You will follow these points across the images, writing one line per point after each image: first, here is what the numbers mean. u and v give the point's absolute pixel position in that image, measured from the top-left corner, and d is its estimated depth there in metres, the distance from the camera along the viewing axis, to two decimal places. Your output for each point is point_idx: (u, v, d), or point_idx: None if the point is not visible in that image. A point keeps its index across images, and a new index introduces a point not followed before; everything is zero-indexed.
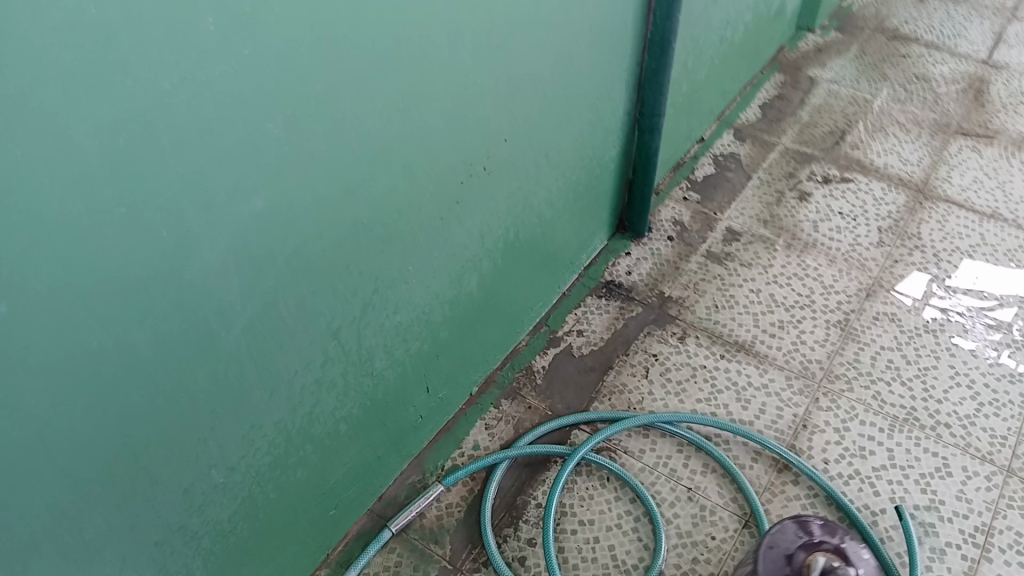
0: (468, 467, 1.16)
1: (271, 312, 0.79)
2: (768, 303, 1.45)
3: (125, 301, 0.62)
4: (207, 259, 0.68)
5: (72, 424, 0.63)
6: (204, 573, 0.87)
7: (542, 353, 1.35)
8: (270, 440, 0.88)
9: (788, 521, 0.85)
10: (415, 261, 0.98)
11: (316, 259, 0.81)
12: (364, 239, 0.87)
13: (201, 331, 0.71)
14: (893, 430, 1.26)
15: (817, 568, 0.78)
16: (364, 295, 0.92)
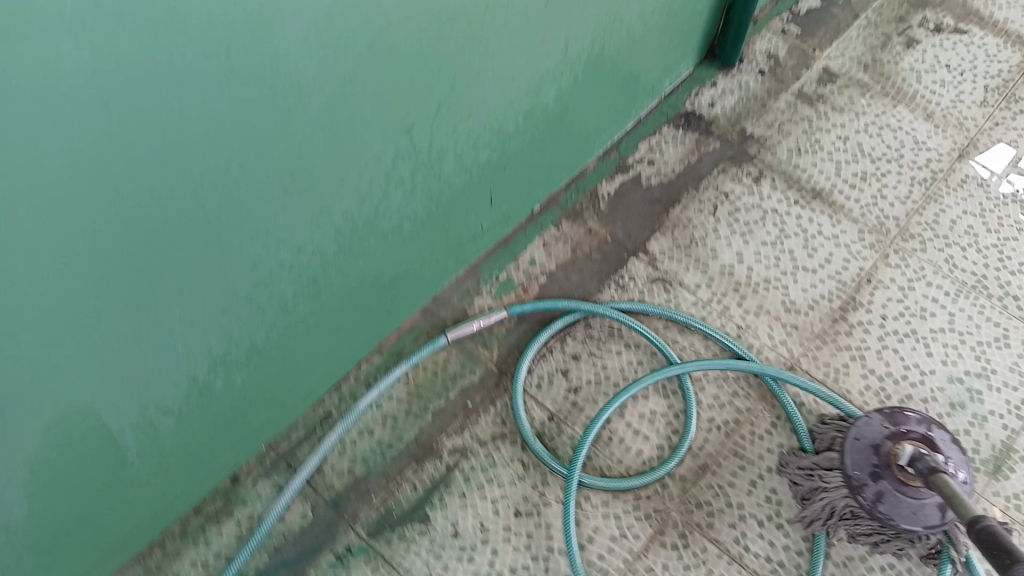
0: (536, 304, 1.15)
1: (346, 98, 0.77)
2: (854, 152, 1.38)
3: (207, 70, 0.61)
4: (289, 38, 0.66)
5: (151, 188, 0.64)
6: (266, 344, 0.92)
7: (609, 179, 1.32)
8: (336, 227, 0.89)
9: (874, 414, 0.96)
10: (494, 66, 0.94)
11: (395, 49, 0.78)
12: (446, 36, 0.83)
13: (277, 110, 0.70)
14: (959, 295, 1.23)
15: (903, 455, 0.90)
16: (439, 95, 0.89)
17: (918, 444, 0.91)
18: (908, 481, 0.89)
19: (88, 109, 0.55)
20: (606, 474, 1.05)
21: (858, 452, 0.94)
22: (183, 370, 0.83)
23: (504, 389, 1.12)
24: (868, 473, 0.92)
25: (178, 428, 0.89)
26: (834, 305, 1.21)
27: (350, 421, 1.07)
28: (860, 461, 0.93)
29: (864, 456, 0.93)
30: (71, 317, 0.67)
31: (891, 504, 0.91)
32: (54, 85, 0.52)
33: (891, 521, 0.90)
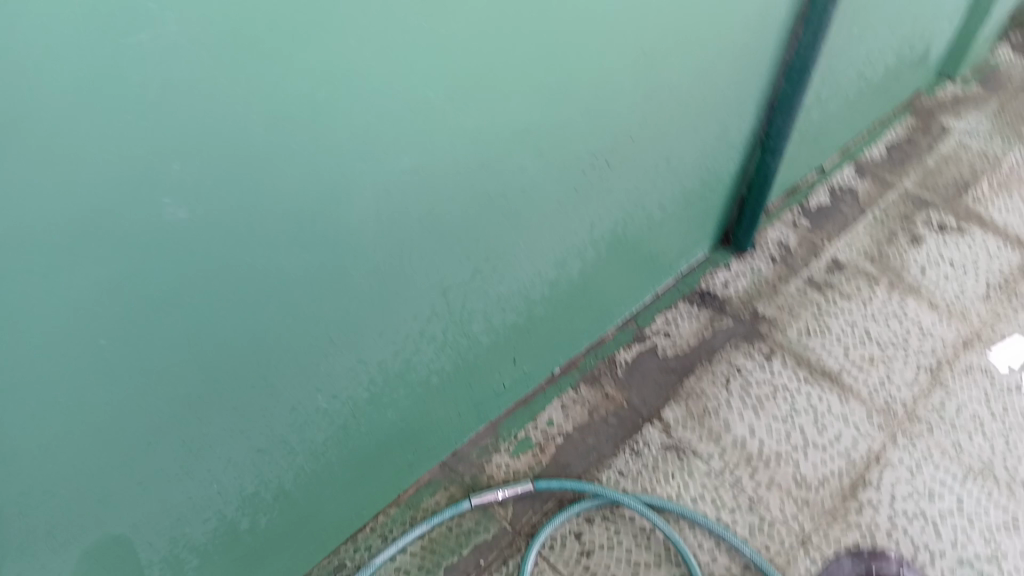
0: (563, 482, 1.17)
1: (394, 266, 0.86)
2: (861, 337, 1.46)
3: (282, 235, 0.71)
4: (353, 211, 0.76)
5: (216, 333, 0.73)
6: (294, 487, 0.97)
7: (627, 347, 1.39)
8: (371, 378, 0.96)
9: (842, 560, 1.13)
10: (525, 242, 1.04)
11: (442, 226, 0.88)
12: (486, 216, 0.94)
13: (334, 272, 0.80)
14: (967, 479, 1.25)
15: None
16: (476, 263, 0.98)
17: None
18: None
19: (176, 268, 0.64)
20: None
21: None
22: (214, 507, 0.88)
23: (516, 548, 1.14)
24: None
25: (202, 565, 0.92)
26: (844, 482, 1.23)
27: (366, 574, 1.09)
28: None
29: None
30: (130, 448, 0.73)
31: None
32: (157, 240, 0.61)
33: None
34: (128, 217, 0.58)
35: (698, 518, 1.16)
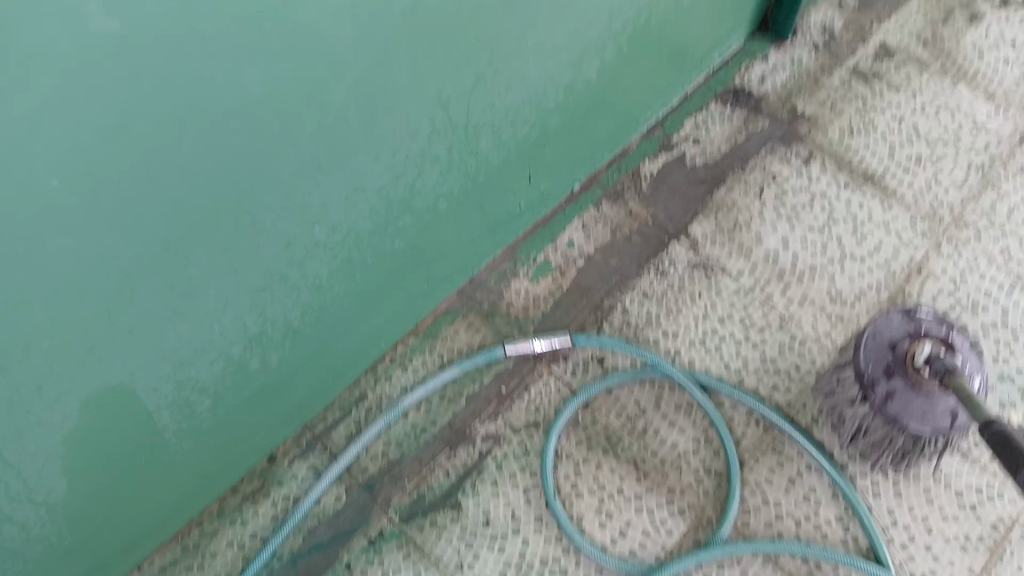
0: (603, 342, 1.10)
1: (382, 73, 0.74)
2: (909, 135, 1.32)
3: (238, 42, 0.59)
4: (323, 7, 0.62)
5: (181, 164, 0.62)
6: (301, 325, 0.89)
7: (652, 158, 1.28)
8: (372, 206, 0.86)
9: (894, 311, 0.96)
10: (538, 38, 0.89)
11: (434, 20, 0.74)
12: (487, 4, 0.79)
13: (310, 85, 0.67)
14: (1013, 288, 1.18)
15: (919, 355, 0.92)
16: (478, 67, 0.84)
17: (935, 344, 0.93)
18: (922, 382, 0.92)
19: (111, 88, 0.53)
20: (641, 467, 1.04)
21: (874, 348, 0.95)
22: (216, 350, 0.81)
23: (538, 375, 1.10)
24: (881, 371, 0.95)
25: (213, 411, 0.88)
26: (882, 296, 1.17)
27: (391, 416, 1.06)
28: (874, 358, 0.95)
29: (880, 353, 0.95)
30: (106, 295, 0.66)
31: (901, 402, 0.94)
32: (75, 59, 0.50)
33: (899, 419, 0.94)
34: (30, 27, 0.47)
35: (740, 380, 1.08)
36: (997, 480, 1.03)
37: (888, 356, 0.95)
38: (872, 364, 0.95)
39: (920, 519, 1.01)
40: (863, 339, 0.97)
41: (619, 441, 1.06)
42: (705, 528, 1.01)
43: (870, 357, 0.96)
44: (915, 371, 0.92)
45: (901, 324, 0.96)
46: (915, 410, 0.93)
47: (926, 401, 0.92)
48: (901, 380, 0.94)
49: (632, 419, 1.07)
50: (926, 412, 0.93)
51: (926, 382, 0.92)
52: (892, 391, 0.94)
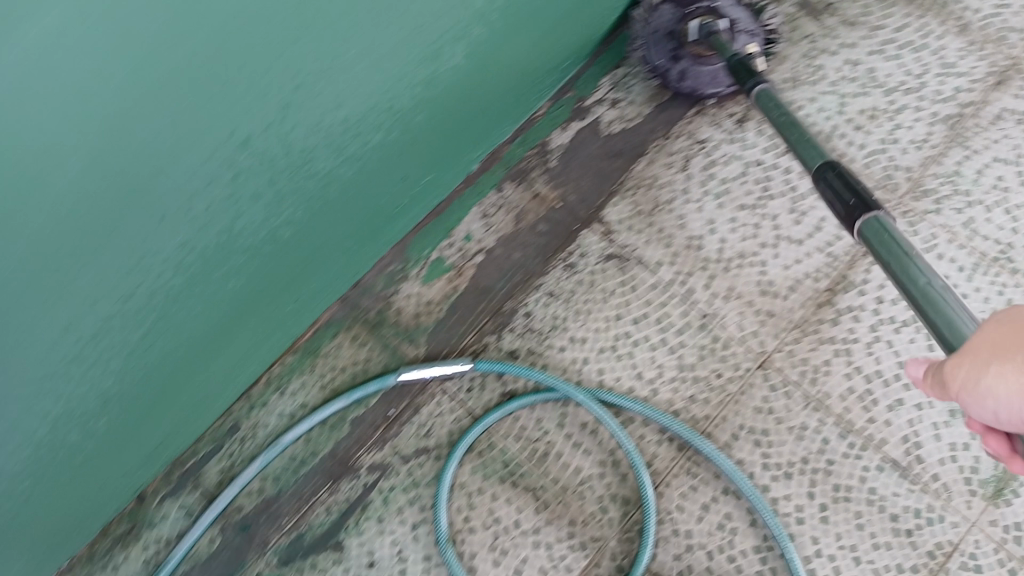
0: (507, 368, 0.98)
1: (122, 144, 0.57)
2: (863, 82, 1.15)
3: None
4: None
5: None
6: (123, 390, 0.79)
7: (563, 127, 1.11)
8: (177, 263, 0.72)
9: (662, 2, 1.08)
10: (359, 42, 0.70)
11: (178, 71, 0.55)
12: (263, 31, 0.59)
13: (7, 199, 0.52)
14: (975, 270, 1.04)
15: (690, 32, 1.05)
16: (281, 94, 0.66)
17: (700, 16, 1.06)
18: (700, 52, 1.07)
19: None
20: (540, 497, 0.95)
21: (657, 43, 1.09)
22: (15, 442, 0.72)
23: (429, 394, 1.00)
24: (669, 60, 1.09)
25: (35, 488, 0.80)
26: (821, 285, 1.02)
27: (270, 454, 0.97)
28: (661, 48, 1.09)
29: (662, 48, 1.09)
30: None
31: (693, 76, 1.09)
32: None
33: (696, 90, 1.10)
34: None
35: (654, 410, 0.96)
36: (940, 502, 0.92)
37: (673, 45, 1.08)
38: (657, 58, 1.10)
39: (849, 551, 0.91)
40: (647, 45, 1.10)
41: (518, 468, 0.96)
42: (609, 564, 0.92)
43: (660, 52, 1.10)
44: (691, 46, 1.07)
45: (672, 11, 1.08)
46: (703, 76, 1.09)
47: (707, 69, 1.08)
48: (687, 59, 1.08)
49: (534, 442, 0.97)
50: (715, 77, 1.08)
51: (700, 49, 1.07)
52: (684, 72, 1.09)
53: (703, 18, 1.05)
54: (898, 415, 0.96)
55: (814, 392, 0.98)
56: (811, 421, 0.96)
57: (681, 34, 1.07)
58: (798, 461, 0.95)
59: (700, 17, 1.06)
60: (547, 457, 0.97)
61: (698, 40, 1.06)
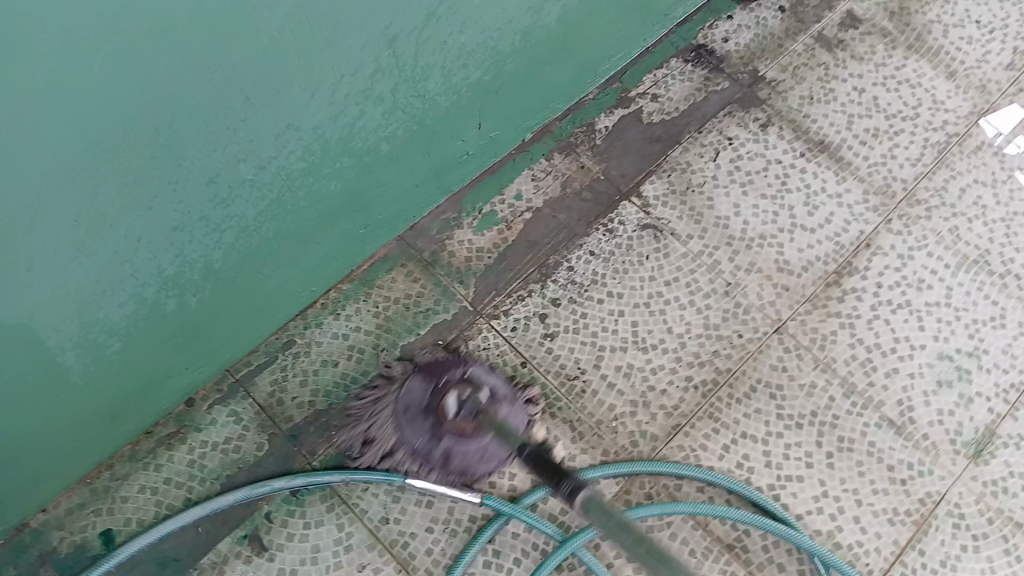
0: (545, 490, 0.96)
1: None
2: (868, 107, 1.30)
3: None
4: None
5: (88, 86, 0.57)
6: (224, 266, 0.84)
7: (609, 112, 1.24)
8: (306, 145, 0.81)
9: (414, 379, 0.96)
10: None
11: None
12: None
13: (237, 13, 0.62)
14: (959, 269, 1.18)
15: (448, 408, 0.92)
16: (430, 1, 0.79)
17: (457, 388, 0.95)
18: (460, 425, 0.92)
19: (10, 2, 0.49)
20: (576, 428, 1.01)
21: (407, 422, 0.94)
22: (130, 290, 0.76)
23: (477, 330, 1.06)
24: (421, 433, 0.93)
25: (124, 352, 0.82)
26: (830, 267, 1.16)
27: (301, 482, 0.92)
28: (410, 411, 0.94)
29: (416, 408, 0.94)
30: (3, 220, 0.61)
31: (460, 455, 0.92)
32: None
33: (466, 472, 0.93)
34: None
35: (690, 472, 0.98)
36: (929, 457, 1.04)
37: (431, 422, 0.93)
38: (409, 425, 0.94)
39: (852, 493, 1.01)
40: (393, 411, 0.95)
41: (557, 402, 1.03)
42: (639, 492, 0.99)
43: (420, 434, 0.93)
44: (448, 420, 0.92)
45: (421, 389, 0.96)
46: (475, 445, 0.91)
47: (475, 445, 0.92)
48: (450, 435, 0.92)
49: (571, 380, 1.04)
50: (485, 451, 0.92)
51: (459, 414, 0.92)
52: (449, 450, 0.92)
53: (462, 390, 0.94)
54: (893, 381, 1.09)
55: (823, 355, 1.09)
56: (820, 380, 1.08)
57: (437, 412, 0.93)
58: (808, 415, 1.05)
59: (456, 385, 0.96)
60: (586, 397, 1.03)
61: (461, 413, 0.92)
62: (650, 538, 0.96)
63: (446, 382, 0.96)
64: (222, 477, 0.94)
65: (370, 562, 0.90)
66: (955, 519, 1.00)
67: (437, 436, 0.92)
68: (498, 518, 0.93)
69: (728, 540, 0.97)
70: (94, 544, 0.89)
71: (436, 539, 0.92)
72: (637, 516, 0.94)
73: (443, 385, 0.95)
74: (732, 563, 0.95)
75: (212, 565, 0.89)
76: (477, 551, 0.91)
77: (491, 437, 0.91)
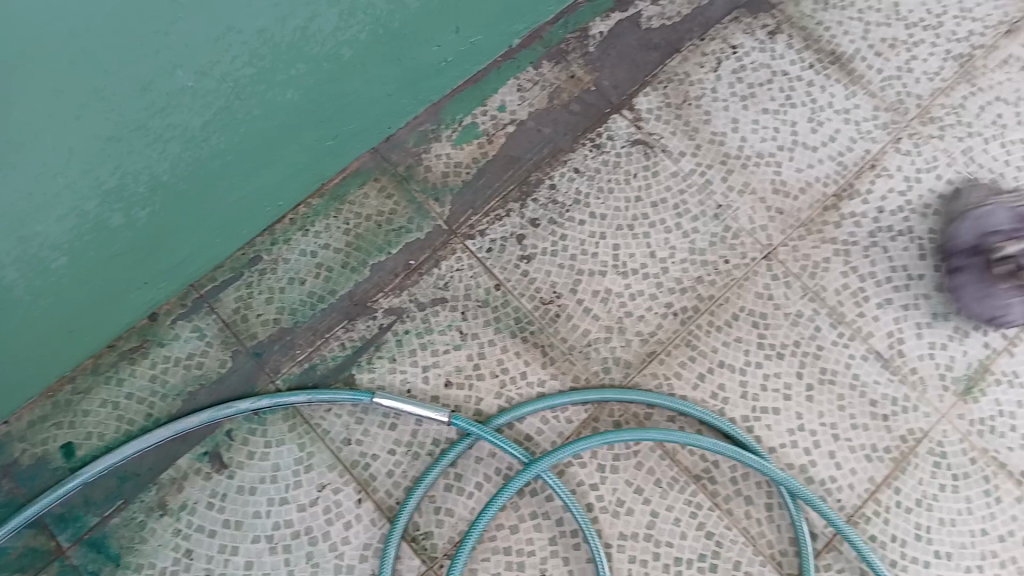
0: (516, 414, 0.94)
1: None
2: (888, 14, 1.20)
3: None
4: None
5: None
6: (173, 178, 0.82)
7: (605, 16, 1.15)
8: (251, 52, 0.75)
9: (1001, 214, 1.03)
10: None
11: None
12: None
13: None
14: (969, 195, 1.11)
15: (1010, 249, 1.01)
16: None
17: (1006, 244, 1.02)
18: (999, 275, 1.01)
19: None
20: (548, 353, 0.99)
21: (982, 221, 1.03)
22: (68, 202, 0.74)
23: (451, 250, 1.02)
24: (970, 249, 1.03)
25: (75, 266, 0.81)
26: (829, 190, 1.09)
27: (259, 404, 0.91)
28: (976, 228, 1.04)
29: (982, 240, 1.03)
30: None
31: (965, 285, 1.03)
32: None
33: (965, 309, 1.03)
34: None
35: (665, 402, 0.95)
36: (915, 393, 1.00)
37: (982, 257, 1.02)
38: (968, 233, 1.03)
39: (829, 428, 0.98)
40: (971, 221, 1.05)
41: (529, 326, 1.00)
42: (606, 420, 0.97)
43: (964, 235, 1.05)
44: (994, 261, 1.02)
45: (999, 223, 1.03)
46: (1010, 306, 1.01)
47: (993, 289, 1.01)
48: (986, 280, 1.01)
49: (546, 305, 1.01)
50: (994, 291, 1.01)
51: (995, 266, 1.02)
52: (962, 282, 1.03)
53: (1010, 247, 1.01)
54: (885, 313, 1.04)
55: (812, 284, 1.04)
56: (807, 310, 1.03)
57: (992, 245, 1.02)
58: (791, 344, 1.01)
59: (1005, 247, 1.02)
60: (558, 322, 1.00)
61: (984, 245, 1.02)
62: (615, 466, 0.95)
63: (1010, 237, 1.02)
64: (184, 393, 0.92)
65: (330, 483, 0.90)
66: (936, 458, 0.98)
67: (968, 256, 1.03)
68: (465, 439, 0.91)
69: (696, 470, 0.95)
70: (55, 456, 0.89)
71: (398, 462, 0.92)
72: (609, 440, 0.92)
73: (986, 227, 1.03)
74: (698, 493, 0.94)
75: (173, 480, 0.88)
76: (438, 473, 0.90)
77: (1017, 291, 1.01)
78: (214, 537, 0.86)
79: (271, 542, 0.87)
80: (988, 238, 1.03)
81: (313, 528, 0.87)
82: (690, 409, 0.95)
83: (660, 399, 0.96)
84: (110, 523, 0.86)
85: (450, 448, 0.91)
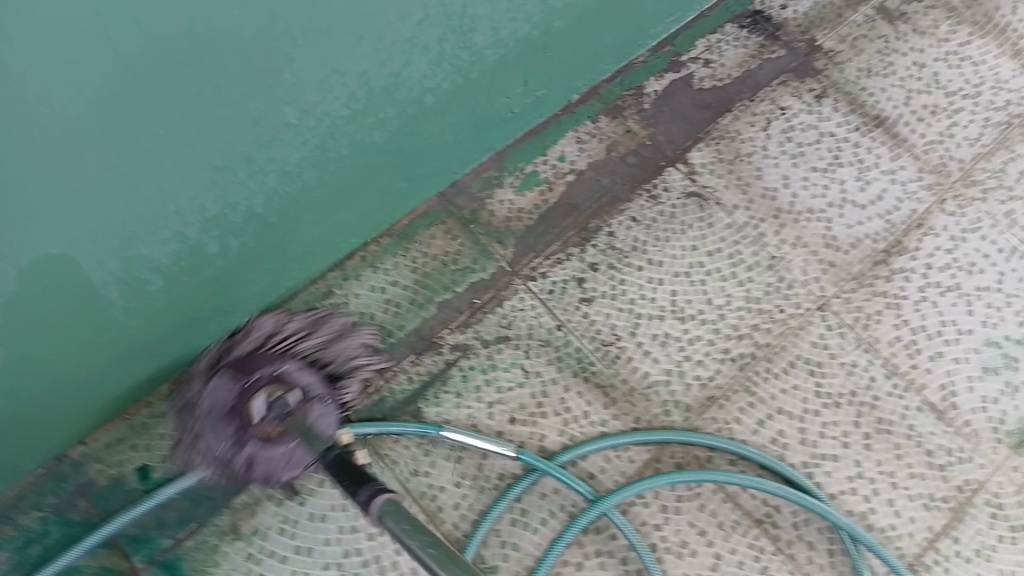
0: (581, 450, 0.95)
1: None
2: (927, 82, 1.26)
3: None
4: None
5: (133, 14, 0.56)
6: (267, 211, 0.84)
7: (659, 76, 1.20)
8: (351, 92, 0.79)
9: (222, 376, 0.90)
10: None
11: None
12: None
13: None
14: (1013, 254, 1.14)
15: (255, 408, 0.87)
16: None
17: (261, 391, 0.88)
18: (267, 431, 0.88)
19: None
20: (608, 393, 1.01)
21: (219, 391, 0.89)
22: (172, 229, 0.76)
23: (514, 291, 1.05)
24: (223, 417, 0.88)
25: (166, 292, 0.82)
26: (879, 246, 1.12)
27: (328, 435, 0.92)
28: (218, 396, 0.89)
29: (229, 395, 0.89)
30: (49, 150, 0.60)
31: (262, 464, 0.88)
32: None
33: (269, 478, 0.88)
34: None
35: (726, 445, 0.97)
36: (970, 445, 1.02)
37: (235, 426, 0.88)
38: (210, 403, 0.89)
39: (887, 476, 0.99)
40: (213, 388, 0.89)
41: (590, 366, 1.02)
42: (668, 462, 0.98)
43: (232, 395, 0.89)
44: (254, 425, 0.87)
45: (227, 386, 0.89)
46: (285, 455, 0.87)
47: (280, 450, 0.87)
48: (254, 440, 0.87)
49: (606, 347, 1.03)
50: (289, 459, 0.87)
51: (261, 424, 0.87)
52: (252, 457, 0.87)
53: (272, 391, 0.88)
54: (937, 365, 1.06)
55: (866, 335, 1.07)
56: (861, 359, 1.05)
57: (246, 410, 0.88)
58: (847, 393, 1.03)
59: (267, 389, 0.88)
60: (617, 364, 1.02)
61: (280, 415, 0.88)
62: (677, 508, 0.95)
63: (255, 382, 0.89)
64: None
65: (398, 512, 0.92)
66: (994, 510, 0.98)
67: (235, 441, 0.87)
68: (531, 474, 0.93)
69: (758, 515, 0.96)
70: (131, 477, 0.91)
71: (464, 494, 0.94)
72: (672, 480, 0.93)
73: (254, 380, 0.89)
74: (759, 537, 0.95)
75: (245, 505, 0.91)
76: (503, 506, 0.91)
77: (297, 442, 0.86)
78: (284, 562, 0.89)
79: (340, 569, 0.89)
80: (244, 394, 0.89)
81: (381, 557, 0.90)
82: (752, 453, 0.97)
83: (721, 443, 0.97)
84: (183, 544, 0.89)
85: (515, 482, 0.93)
